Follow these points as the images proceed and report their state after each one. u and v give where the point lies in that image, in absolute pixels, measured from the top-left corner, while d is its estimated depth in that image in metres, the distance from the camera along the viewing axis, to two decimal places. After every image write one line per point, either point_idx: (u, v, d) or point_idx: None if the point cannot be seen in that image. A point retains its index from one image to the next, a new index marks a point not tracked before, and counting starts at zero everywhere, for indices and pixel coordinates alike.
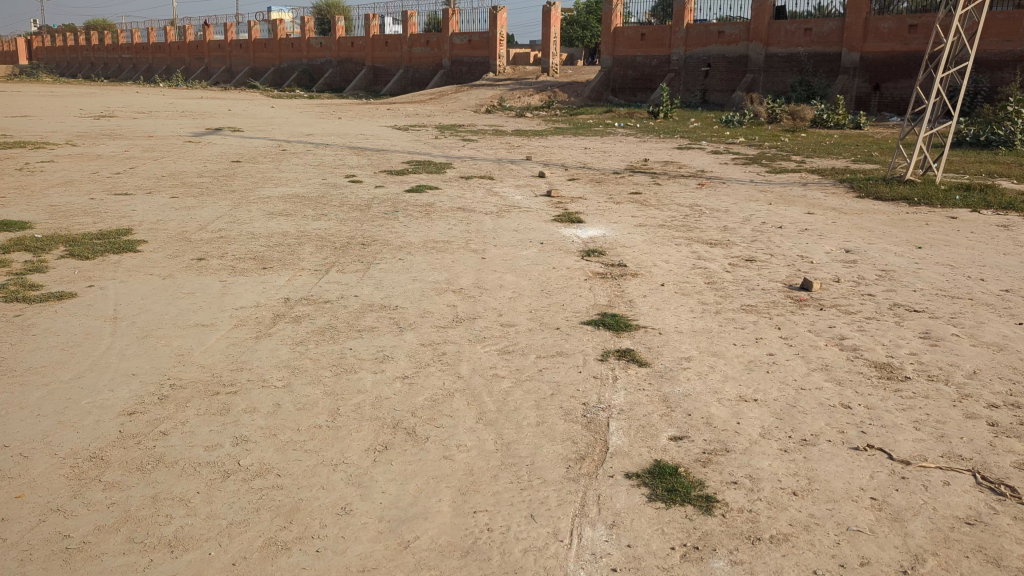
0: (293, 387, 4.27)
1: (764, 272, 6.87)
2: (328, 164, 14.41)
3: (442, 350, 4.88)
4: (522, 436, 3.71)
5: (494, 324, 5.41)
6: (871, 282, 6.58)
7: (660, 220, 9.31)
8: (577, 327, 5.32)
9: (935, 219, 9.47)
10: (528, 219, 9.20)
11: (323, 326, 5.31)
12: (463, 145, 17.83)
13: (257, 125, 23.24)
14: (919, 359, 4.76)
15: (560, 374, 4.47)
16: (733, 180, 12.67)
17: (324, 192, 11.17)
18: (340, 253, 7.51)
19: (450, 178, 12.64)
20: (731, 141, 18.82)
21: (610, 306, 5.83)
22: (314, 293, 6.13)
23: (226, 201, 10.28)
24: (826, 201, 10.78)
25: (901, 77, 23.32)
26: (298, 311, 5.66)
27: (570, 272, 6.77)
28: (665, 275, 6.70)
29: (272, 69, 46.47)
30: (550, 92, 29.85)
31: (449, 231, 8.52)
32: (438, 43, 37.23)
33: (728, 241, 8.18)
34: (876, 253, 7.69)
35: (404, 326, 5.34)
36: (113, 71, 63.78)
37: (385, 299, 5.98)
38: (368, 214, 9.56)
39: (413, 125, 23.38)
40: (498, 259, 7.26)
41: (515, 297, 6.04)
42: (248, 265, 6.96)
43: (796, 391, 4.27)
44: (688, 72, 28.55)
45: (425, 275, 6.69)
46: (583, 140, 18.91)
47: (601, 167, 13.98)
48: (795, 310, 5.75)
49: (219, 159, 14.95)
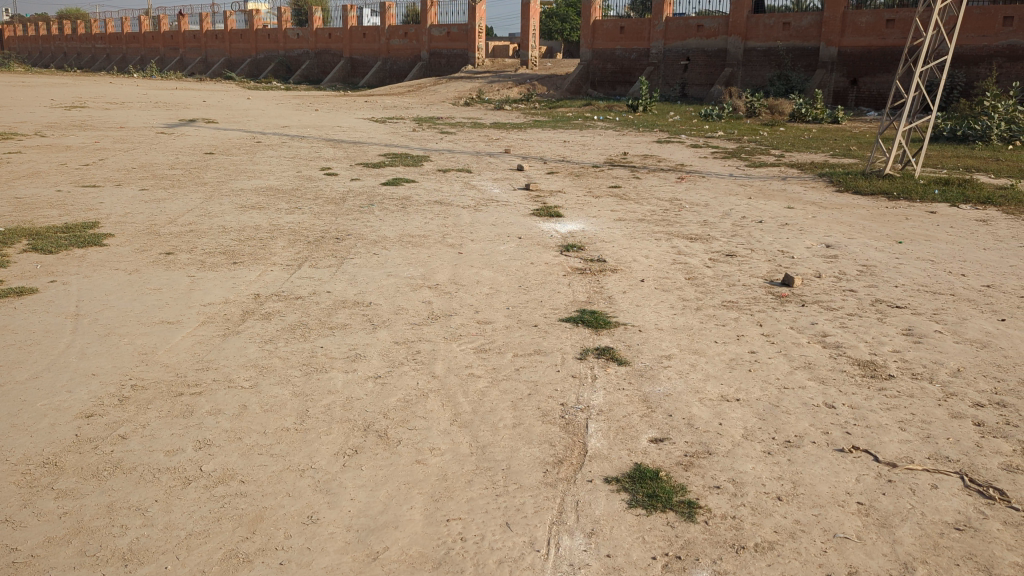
0: (261, 387, 4.12)
1: (744, 267, 6.78)
2: (304, 156, 14.21)
3: (416, 349, 4.73)
4: (498, 439, 3.58)
5: (469, 321, 5.28)
6: (852, 277, 6.50)
7: (639, 214, 9.22)
8: (555, 324, 5.19)
9: (915, 214, 9.43)
10: (506, 212, 9.07)
11: (293, 324, 5.15)
12: (441, 138, 17.67)
13: (232, 116, 22.96)
14: (902, 356, 4.68)
15: (537, 372, 4.35)
16: (712, 174, 12.61)
17: (299, 184, 10.98)
18: (313, 247, 7.34)
19: (428, 170, 12.48)
20: (710, 135, 18.78)
21: (589, 302, 5.72)
22: (286, 288, 5.96)
23: (198, 193, 10.06)
24: (805, 195, 10.73)
25: (879, 72, 23.38)
26: (269, 307, 5.49)
27: (548, 267, 6.65)
28: (645, 271, 6.59)
29: (249, 60, 45.99)
30: (529, 85, 29.71)
31: (426, 225, 8.37)
32: (417, 35, 36.96)
33: (708, 235, 8.09)
34: (856, 248, 7.63)
35: (377, 323, 5.19)
36: (87, 61, 63.03)
37: (358, 295, 5.82)
38: (343, 207, 9.39)
39: (391, 117, 23.19)
40: (474, 254, 7.12)
41: (491, 293, 5.91)
42: (218, 260, 6.77)
43: (779, 390, 4.17)
44: (667, 65, 28.49)
45: (400, 270, 6.54)
46: (561, 133, 18.80)
47: (580, 161, 13.87)
48: (776, 307, 5.66)
49: (193, 150, 14.71)
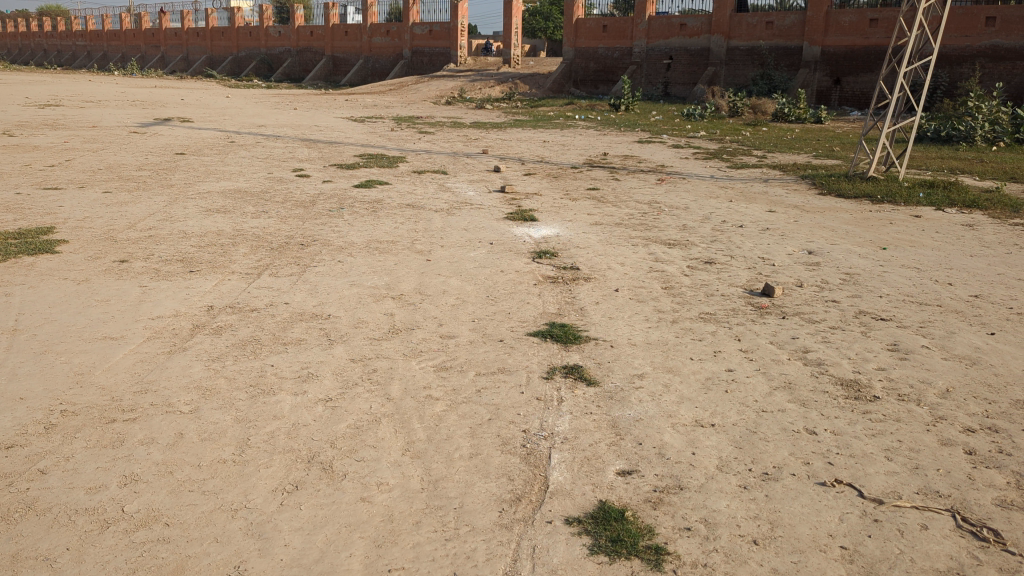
0: (201, 412, 3.81)
1: (723, 276, 6.53)
2: (277, 157, 13.86)
3: (372, 367, 4.45)
4: (452, 472, 3.30)
5: (432, 335, 4.99)
6: (835, 287, 6.27)
7: (617, 218, 8.96)
8: (522, 338, 4.92)
9: (899, 218, 9.22)
10: (480, 216, 8.79)
11: (244, 340, 4.84)
12: (420, 138, 17.37)
13: (207, 115, 22.57)
14: (888, 375, 4.44)
15: (500, 394, 4.08)
16: (693, 176, 12.37)
17: (268, 186, 10.66)
18: (276, 254, 7.03)
19: (403, 172, 12.18)
20: (693, 135, 18.56)
21: (559, 314, 5.45)
22: (241, 299, 5.65)
23: (163, 196, 9.72)
24: (787, 198, 10.50)
25: (862, 71, 23.26)
26: (221, 321, 5.18)
27: (519, 276, 6.37)
28: (619, 279, 6.33)
29: (230, 58, 45.44)
30: (511, 84, 29.43)
31: (396, 230, 8.08)
32: (399, 33, 36.57)
33: (686, 241, 7.85)
34: (839, 254, 7.41)
35: (334, 338, 4.90)
36: (66, 58, 62.30)
37: (317, 306, 5.52)
38: (312, 211, 9.08)
39: (370, 117, 22.83)
40: (443, 261, 6.84)
41: (458, 304, 5.63)
42: (174, 268, 6.45)
43: (756, 414, 3.92)
44: (649, 64, 28.27)
45: (365, 279, 6.25)
46: (542, 133, 18.52)
47: (560, 162, 13.62)
48: (756, 319, 5.41)
49: (163, 151, 14.33)
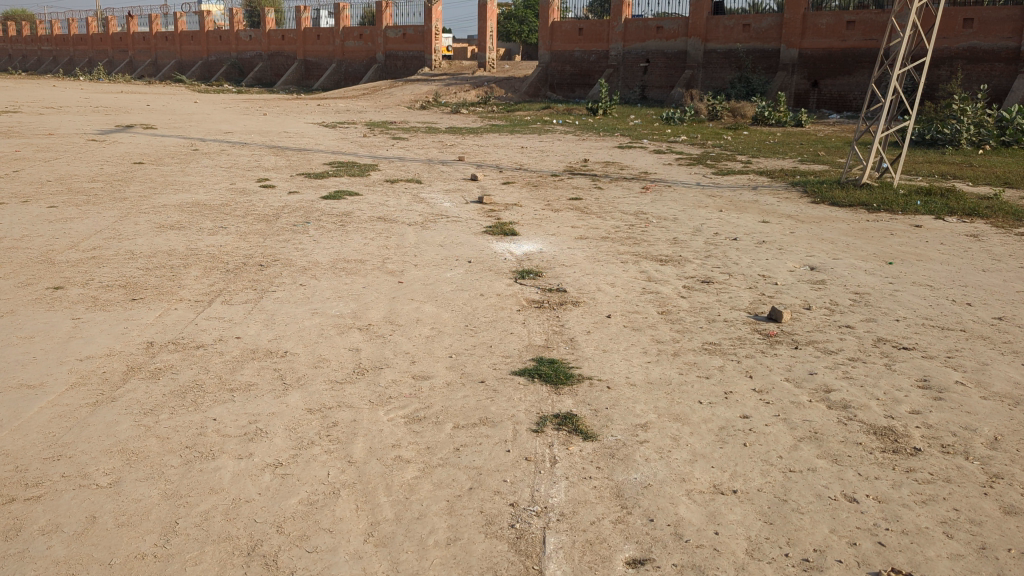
0: (122, 486, 3.18)
1: (724, 298, 5.96)
2: (241, 166, 13.14)
3: (333, 420, 3.82)
4: (426, 568, 2.69)
5: (403, 376, 4.36)
6: (847, 309, 5.71)
7: (602, 231, 8.39)
8: (505, 379, 4.31)
9: (898, 228, 8.73)
10: (456, 230, 8.19)
11: (185, 385, 4.20)
12: (393, 144, 16.71)
13: (172, 121, 21.79)
14: (925, 420, 3.87)
15: (482, 455, 3.48)
16: (679, 183, 11.84)
17: (230, 199, 9.97)
18: (231, 278, 6.37)
19: (374, 181, 11.55)
20: (673, 139, 18.03)
21: (547, 348, 4.83)
22: (187, 334, 4.99)
23: (113, 211, 9.02)
24: (779, 207, 10.00)
25: (840, 74, 22.90)
26: (160, 361, 4.53)
27: (499, 300, 5.76)
28: (610, 303, 5.73)
29: (200, 63, 44.55)
30: (487, 87, 28.80)
31: (365, 247, 7.44)
32: (372, 36, 35.78)
33: (679, 257, 7.27)
34: (843, 270, 6.87)
35: (290, 382, 4.26)
36: (31, 64, 61.11)
37: (273, 341, 4.87)
38: (274, 225, 8.42)
39: (342, 122, 22.06)
40: (417, 283, 6.22)
41: (433, 336, 5.01)
42: (115, 295, 5.78)
43: (783, 475, 3.34)
44: (626, 67, 27.80)
45: (328, 306, 5.61)
46: (519, 138, 17.93)
47: (539, 169, 13.05)
48: (766, 350, 4.84)
49: (121, 160, 13.59)
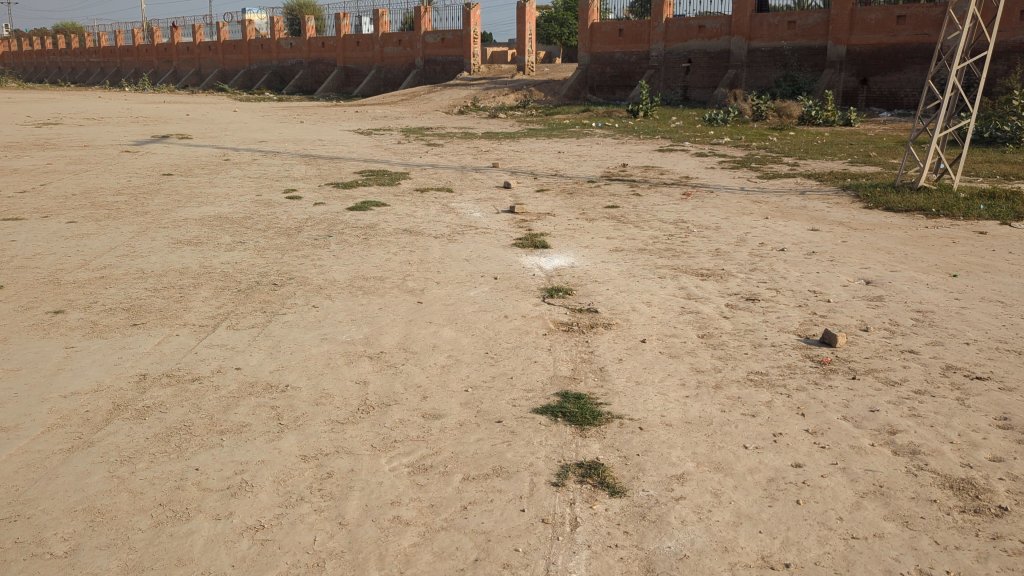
0: (78, 557, 2.79)
1: (771, 318, 5.44)
2: (270, 176, 12.86)
3: (328, 470, 3.41)
4: None
5: (412, 416, 3.93)
6: (909, 330, 5.16)
7: (640, 242, 7.90)
8: (525, 419, 3.84)
9: (961, 235, 8.10)
10: (484, 243, 7.76)
11: (172, 427, 3.82)
12: (427, 151, 16.35)
13: (208, 131, 21.70)
14: (1010, 471, 3.33)
15: (492, 516, 3.03)
16: (722, 188, 11.29)
17: (254, 212, 9.66)
18: (242, 298, 6.00)
19: (404, 190, 11.17)
20: (716, 141, 17.41)
21: (574, 379, 4.35)
22: (184, 364, 4.62)
23: (133, 226, 8.74)
24: (830, 213, 9.39)
25: (890, 70, 22.08)
26: (149, 399, 4.15)
27: (524, 323, 5.30)
28: (645, 325, 5.25)
29: (242, 71, 44.78)
30: (526, 91, 28.37)
31: (387, 263, 7.05)
32: (411, 42, 35.57)
33: (722, 271, 6.73)
34: (902, 285, 6.30)
35: (286, 424, 3.85)
36: (80, 75, 62.11)
37: (274, 374, 4.47)
38: (295, 240, 8.07)
39: (378, 129, 21.81)
40: (437, 304, 5.79)
41: (449, 365, 4.57)
42: (115, 320, 5.44)
43: (846, 544, 2.84)
44: (667, 68, 27.17)
45: (339, 330, 5.21)
46: (557, 143, 17.45)
47: (575, 175, 12.58)
48: (819, 382, 4.32)
49: (150, 171, 13.39)
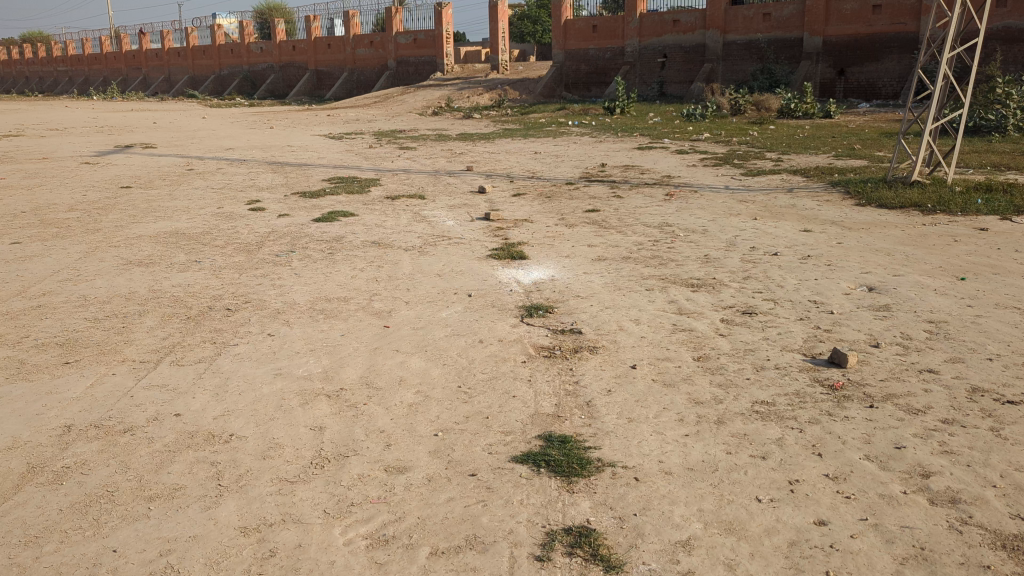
0: None
1: (772, 335, 4.96)
2: (234, 186, 12.27)
3: (272, 547, 2.88)
4: None
5: (373, 470, 3.41)
6: (924, 346, 4.69)
7: (624, 249, 7.41)
8: (503, 471, 3.34)
9: (961, 233, 7.67)
10: (458, 255, 7.24)
11: (92, 494, 3.27)
12: (400, 155, 15.80)
13: (174, 139, 21.02)
14: None
15: None
16: (706, 187, 10.83)
17: (213, 226, 9.10)
18: (191, 326, 5.45)
19: (373, 198, 10.62)
20: (696, 137, 16.98)
21: (559, 418, 3.84)
22: (116, 411, 4.07)
23: (81, 245, 8.16)
24: (821, 212, 8.95)
25: (867, 61, 21.77)
26: (71, 457, 3.60)
27: (501, 349, 4.78)
28: (635, 348, 4.74)
29: (212, 77, 43.94)
30: (500, 90, 27.86)
31: (352, 281, 6.51)
32: (382, 43, 34.97)
33: (714, 280, 6.25)
34: (908, 291, 5.84)
35: (227, 485, 3.32)
36: (48, 85, 60.98)
37: (217, 420, 3.92)
38: (255, 257, 7.51)
39: (349, 133, 21.23)
40: (406, 328, 5.26)
41: (417, 405, 4.05)
42: (46, 358, 4.86)
43: None
44: (643, 64, 26.76)
45: (295, 364, 4.67)
46: (533, 143, 16.95)
47: (553, 177, 12.11)
48: (834, 413, 3.85)
49: (108, 184, 12.76)
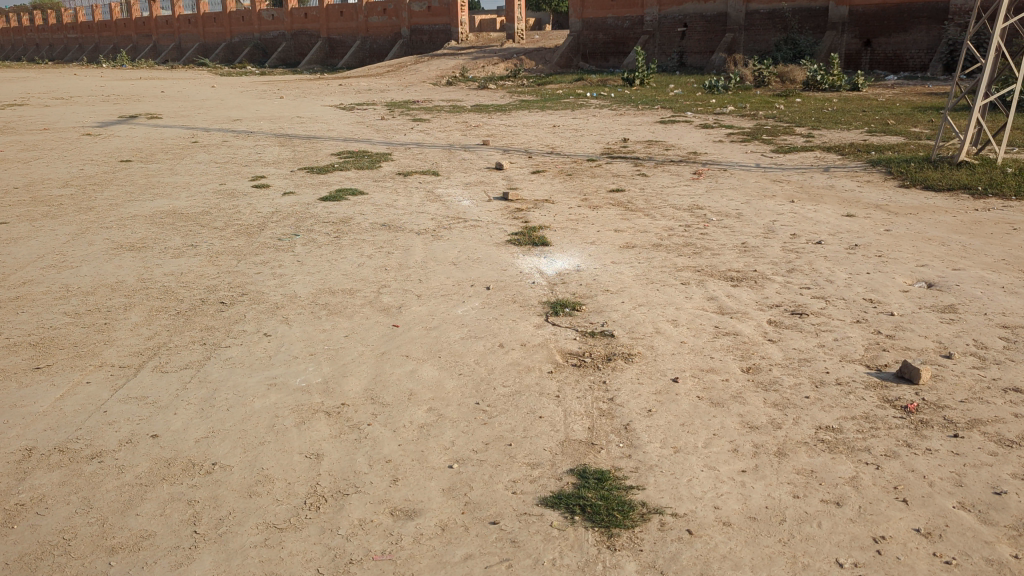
0: None
1: (829, 341, 4.40)
2: (238, 161, 11.72)
3: None
4: None
5: (377, 514, 2.89)
6: (1004, 358, 4.12)
7: (654, 235, 6.84)
8: (532, 519, 2.82)
9: (1018, 220, 7.06)
10: (474, 241, 6.69)
11: (45, 543, 2.77)
12: (413, 128, 15.18)
13: (181, 109, 20.45)
14: None
15: None
16: (735, 165, 10.21)
17: (214, 205, 8.56)
18: (179, 323, 4.94)
19: (384, 175, 10.05)
20: (719, 111, 16.30)
21: (593, 446, 3.32)
22: (87, 431, 3.56)
23: (72, 226, 7.64)
24: (863, 194, 8.34)
25: (895, 31, 20.91)
26: (28, 492, 3.10)
27: (524, 356, 4.25)
28: (675, 356, 4.21)
29: (223, 45, 43.18)
30: (516, 59, 27.08)
31: (359, 270, 5.99)
32: (396, 10, 34.13)
33: (756, 273, 5.69)
34: (972, 288, 5.26)
35: (203, 533, 2.80)
36: (59, 52, 60.33)
37: (200, 444, 3.40)
38: (255, 240, 7.00)
39: (361, 104, 20.56)
40: (416, 328, 4.73)
41: (429, 427, 3.51)
42: (15, 362, 4.36)
43: None
44: (663, 33, 25.95)
45: (291, 372, 4.15)
46: (549, 116, 16.30)
47: (572, 152, 11.52)
48: (915, 444, 3.30)
49: (107, 158, 12.21)
